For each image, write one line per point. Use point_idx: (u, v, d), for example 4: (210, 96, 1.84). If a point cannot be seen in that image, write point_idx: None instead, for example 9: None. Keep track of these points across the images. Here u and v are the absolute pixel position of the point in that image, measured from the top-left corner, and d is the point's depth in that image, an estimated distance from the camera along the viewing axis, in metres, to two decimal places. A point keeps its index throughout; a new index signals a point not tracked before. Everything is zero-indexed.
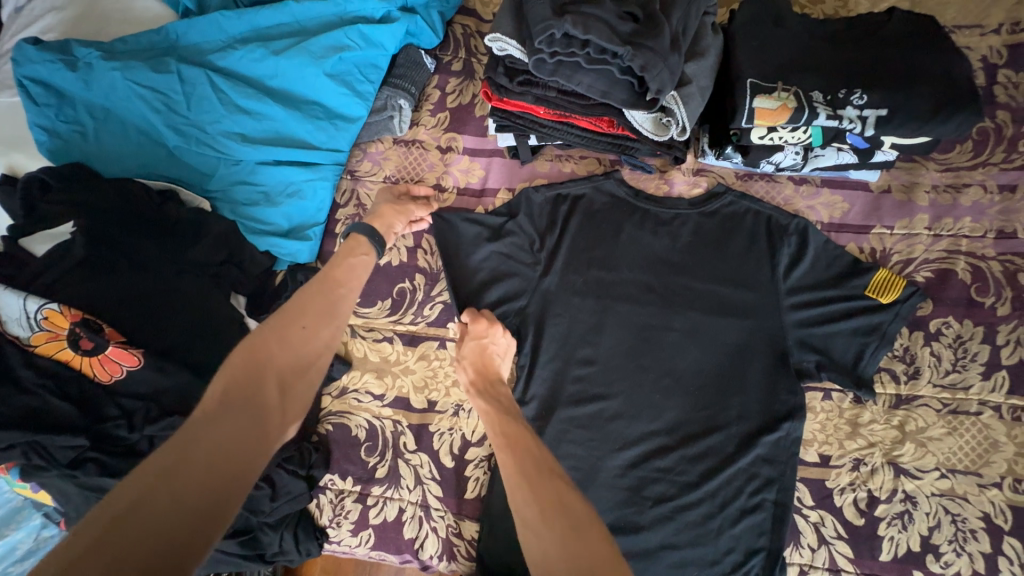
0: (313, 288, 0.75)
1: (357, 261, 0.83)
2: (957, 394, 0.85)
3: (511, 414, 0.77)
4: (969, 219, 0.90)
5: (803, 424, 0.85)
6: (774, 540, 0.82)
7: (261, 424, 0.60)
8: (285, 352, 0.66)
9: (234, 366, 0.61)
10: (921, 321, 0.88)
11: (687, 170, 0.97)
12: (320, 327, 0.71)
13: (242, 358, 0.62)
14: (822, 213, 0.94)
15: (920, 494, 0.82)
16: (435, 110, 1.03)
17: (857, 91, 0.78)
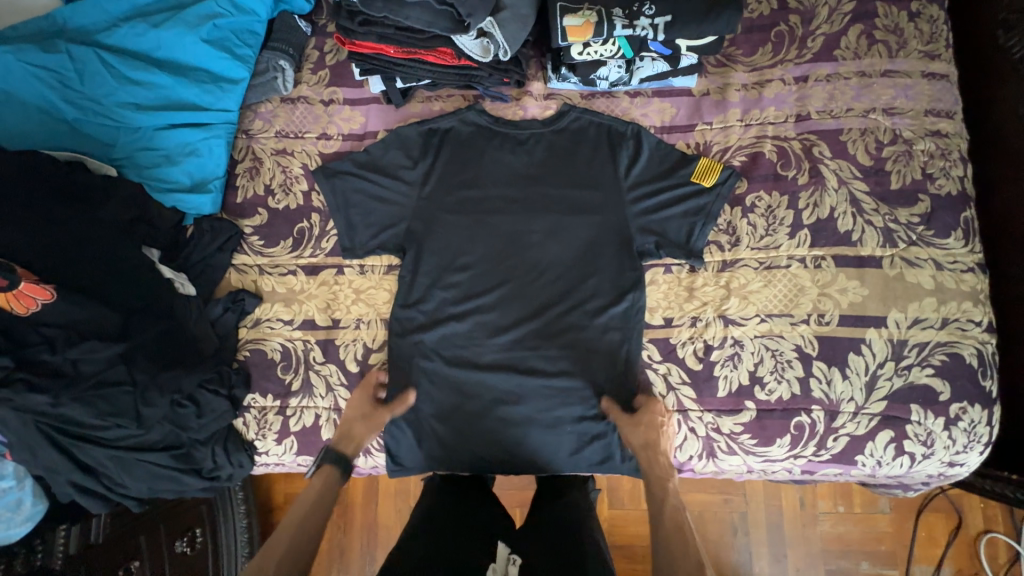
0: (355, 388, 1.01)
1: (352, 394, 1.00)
2: (770, 253, 1.01)
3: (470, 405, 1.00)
4: (773, 109, 1.06)
5: (645, 294, 1.01)
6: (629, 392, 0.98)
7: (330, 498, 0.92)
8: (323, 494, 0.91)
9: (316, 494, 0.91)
10: (739, 198, 1.03)
11: (538, 96, 1.11)
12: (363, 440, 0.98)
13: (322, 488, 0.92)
14: (654, 118, 1.09)
15: (746, 338, 0.98)
16: (315, 68, 1.15)
17: (647, 3, 0.92)
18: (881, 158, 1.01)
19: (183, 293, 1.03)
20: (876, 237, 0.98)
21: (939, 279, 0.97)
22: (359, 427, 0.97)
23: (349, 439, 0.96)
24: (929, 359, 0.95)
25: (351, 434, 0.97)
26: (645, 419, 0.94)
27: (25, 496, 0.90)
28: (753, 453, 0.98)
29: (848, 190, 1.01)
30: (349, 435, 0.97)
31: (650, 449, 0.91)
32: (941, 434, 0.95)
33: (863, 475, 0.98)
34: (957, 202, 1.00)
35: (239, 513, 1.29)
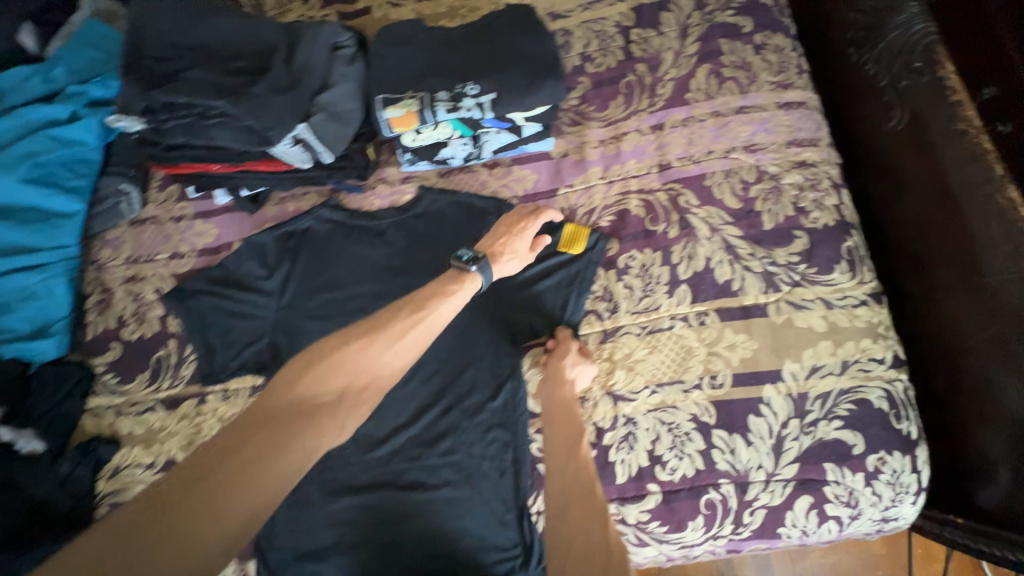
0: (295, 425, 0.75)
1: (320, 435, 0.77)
2: (651, 315, 0.93)
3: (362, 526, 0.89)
4: (634, 161, 1.01)
5: (524, 381, 0.93)
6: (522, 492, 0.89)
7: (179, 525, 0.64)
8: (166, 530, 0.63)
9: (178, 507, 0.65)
10: (612, 260, 0.97)
11: (394, 182, 1.05)
12: (286, 451, 0.72)
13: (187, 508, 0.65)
14: (516, 188, 1.03)
15: (638, 414, 0.90)
16: (162, 185, 1.10)
17: (469, 83, 0.89)
18: (749, 198, 0.96)
19: (28, 452, 0.91)
20: (757, 283, 0.92)
21: (831, 319, 0.90)
22: (493, 254, 0.91)
23: (494, 250, 0.91)
24: (835, 409, 0.87)
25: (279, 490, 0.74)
26: (554, 376, 0.87)
27: None
28: (666, 542, 0.88)
29: (720, 237, 0.95)
30: (498, 244, 0.92)
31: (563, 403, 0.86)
32: (863, 491, 0.85)
33: (792, 546, 0.88)
34: (836, 232, 0.94)
35: None
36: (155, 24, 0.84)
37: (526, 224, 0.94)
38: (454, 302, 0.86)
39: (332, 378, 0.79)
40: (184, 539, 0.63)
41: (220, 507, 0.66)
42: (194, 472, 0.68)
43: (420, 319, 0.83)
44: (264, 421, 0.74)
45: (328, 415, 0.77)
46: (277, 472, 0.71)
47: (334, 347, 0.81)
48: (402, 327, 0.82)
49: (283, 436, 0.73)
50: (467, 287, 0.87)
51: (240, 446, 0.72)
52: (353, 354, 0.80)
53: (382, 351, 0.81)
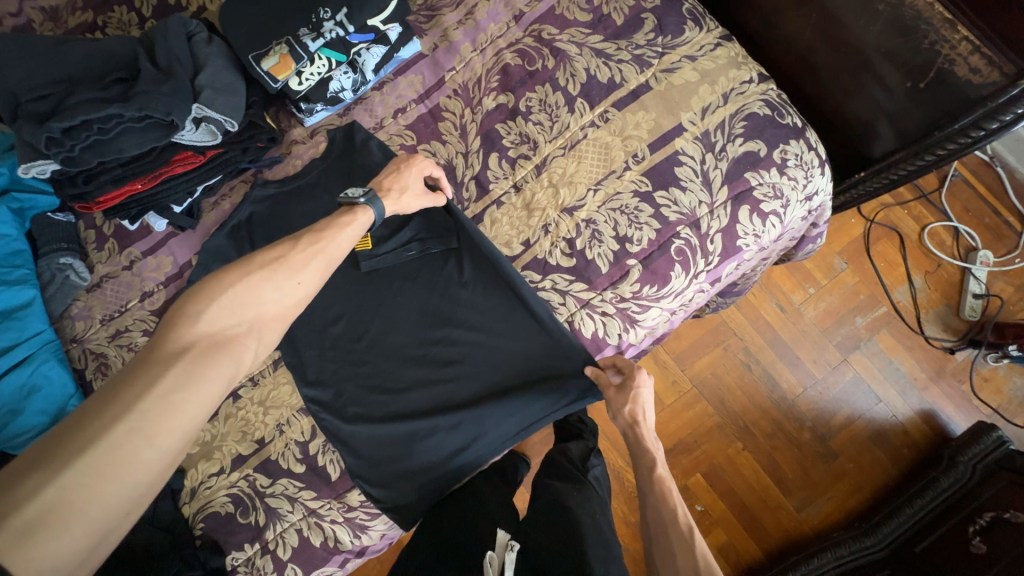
0: (235, 286, 0.70)
1: (310, 251, 0.78)
2: (566, 135, 1.07)
3: (424, 414, 1.00)
4: (493, 25, 1.12)
5: (484, 236, 1.04)
6: (537, 317, 0.99)
7: (193, 373, 0.62)
8: (107, 415, 0.55)
9: (108, 405, 0.56)
10: (515, 109, 1.09)
11: (305, 139, 1.13)
12: (208, 380, 0.63)
13: (114, 401, 0.56)
14: (410, 93, 1.13)
15: (594, 213, 1.03)
16: (100, 245, 1.14)
17: (321, 9, 0.99)
18: (595, 8, 1.10)
19: None
20: (633, 68, 1.06)
21: (700, 67, 1.06)
22: (381, 189, 0.93)
23: (382, 185, 0.94)
24: (734, 131, 1.03)
25: (285, 310, 0.74)
26: (617, 398, 0.91)
27: None
28: (662, 298, 1.03)
29: (588, 48, 1.08)
30: (385, 181, 0.94)
31: (633, 427, 0.90)
32: (783, 181, 1.03)
33: (756, 252, 1.05)
34: (673, 2, 1.09)
35: None
36: (15, 75, 0.87)
37: (321, 244, 0.80)
38: (347, 237, 0.84)
39: (238, 316, 0.69)
40: (84, 505, 0.51)
41: (154, 433, 0.56)
42: (69, 441, 0.53)
43: (286, 262, 0.75)
44: (177, 354, 0.62)
45: (247, 340, 0.69)
46: (194, 403, 0.60)
47: (293, 262, 0.76)
48: (420, 189, 0.97)
49: (205, 362, 0.63)
50: (362, 217, 0.86)
51: (250, 286, 0.71)
52: (253, 284, 0.71)
53: (272, 277, 0.73)
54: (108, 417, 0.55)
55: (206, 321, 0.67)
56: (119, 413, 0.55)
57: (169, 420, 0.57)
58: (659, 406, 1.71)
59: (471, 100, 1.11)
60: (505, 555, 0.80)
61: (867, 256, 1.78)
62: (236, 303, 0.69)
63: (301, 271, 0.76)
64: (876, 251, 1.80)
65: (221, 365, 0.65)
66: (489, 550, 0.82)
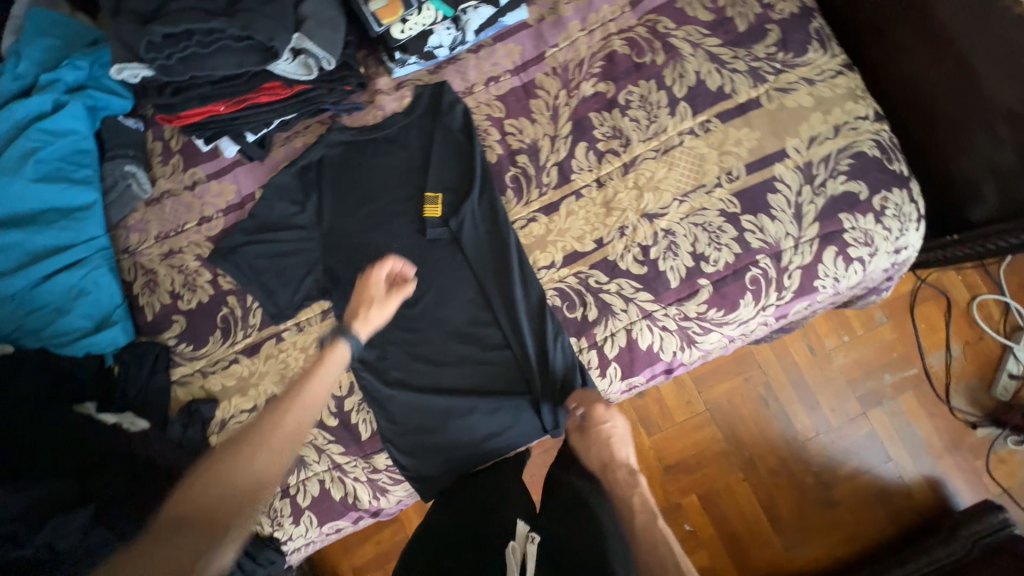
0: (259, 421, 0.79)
1: (320, 381, 0.82)
2: (661, 138, 1.02)
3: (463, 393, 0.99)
4: (607, 6, 1.06)
5: (520, 244, 1.01)
6: (558, 331, 0.98)
7: (206, 500, 0.71)
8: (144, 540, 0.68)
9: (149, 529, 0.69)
10: (613, 100, 1.04)
11: (390, 90, 1.08)
12: (217, 504, 0.71)
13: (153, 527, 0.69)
14: (506, 63, 1.08)
15: (674, 224, 1.00)
16: (165, 159, 1.11)
17: None
18: (719, 8, 1.03)
19: (136, 429, 0.98)
20: (746, 80, 1.01)
21: (816, 93, 1.00)
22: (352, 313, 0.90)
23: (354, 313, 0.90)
24: (838, 167, 0.98)
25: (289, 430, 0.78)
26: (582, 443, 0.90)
27: None
28: (725, 324, 1.00)
29: (703, 50, 1.02)
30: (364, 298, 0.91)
31: (608, 467, 0.87)
32: (876, 229, 0.98)
33: (830, 296, 1.01)
34: (802, 17, 1.02)
35: None
36: None
37: (327, 364, 0.84)
38: (340, 359, 0.85)
39: (258, 454, 0.75)
40: None
41: (161, 555, 0.66)
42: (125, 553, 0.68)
43: (302, 394, 0.81)
44: (197, 478, 0.73)
45: (268, 480, 0.76)
46: (206, 531, 0.69)
47: (298, 388, 0.81)
48: (380, 292, 0.92)
49: (225, 482, 0.73)
50: (337, 355, 0.85)
51: (279, 418, 0.79)
52: (275, 416, 0.78)
53: (289, 406, 0.79)
54: (142, 543, 0.68)
55: (233, 453, 0.75)
56: (145, 546, 0.67)
57: (185, 549, 0.67)
58: (668, 422, 1.70)
59: (569, 81, 1.06)
60: (526, 547, 0.77)
61: (909, 316, 1.68)
62: (247, 433, 0.77)
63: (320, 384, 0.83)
64: (919, 311, 1.69)
65: (236, 503, 0.72)
66: (509, 541, 0.79)
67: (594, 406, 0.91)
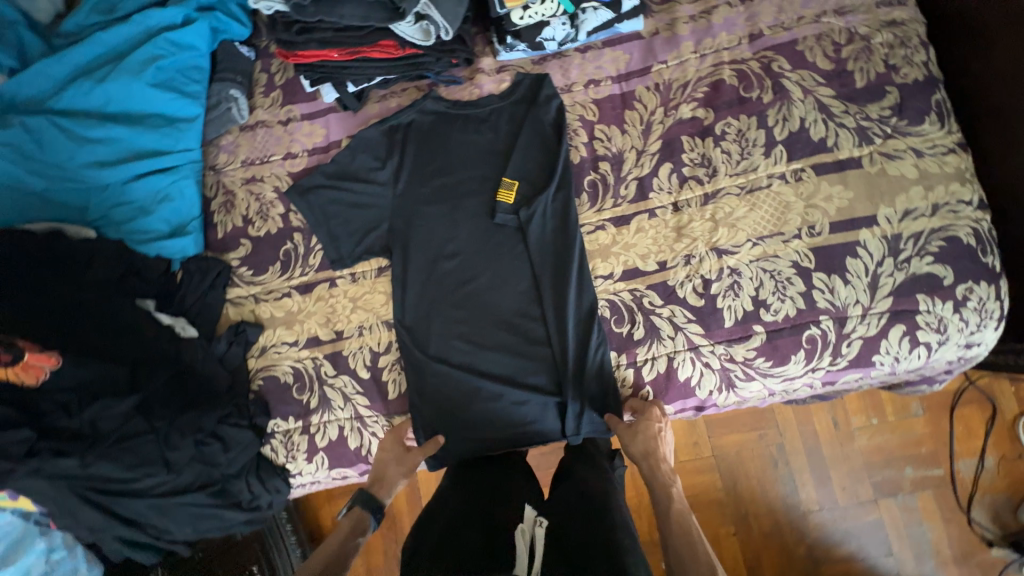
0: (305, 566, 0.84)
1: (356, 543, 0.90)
2: (749, 176, 1.00)
3: (494, 378, 1.00)
4: (725, 34, 1.05)
5: (584, 248, 1.01)
6: (600, 342, 0.99)
7: None
8: None
9: None
10: (709, 128, 1.03)
11: (491, 71, 1.10)
12: None
13: None
14: (610, 69, 1.08)
15: (742, 265, 0.98)
16: (266, 91, 1.15)
17: None
18: (841, 59, 1.00)
19: (184, 336, 1.02)
20: (852, 138, 0.98)
21: (922, 167, 0.96)
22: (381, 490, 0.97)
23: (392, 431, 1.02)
24: (927, 247, 0.94)
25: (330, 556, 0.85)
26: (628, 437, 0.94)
27: (78, 564, 1.01)
28: (770, 376, 0.98)
29: (814, 98, 1.00)
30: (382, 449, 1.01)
31: (649, 457, 0.93)
32: (952, 318, 0.94)
33: (884, 375, 0.98)
34: (927, 86, 0.98)
35: (290, 538, 1.38)
36: None
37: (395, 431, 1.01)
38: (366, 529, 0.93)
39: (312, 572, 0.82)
40: None
41: None
42: None
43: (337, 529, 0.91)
44: None
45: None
46: None
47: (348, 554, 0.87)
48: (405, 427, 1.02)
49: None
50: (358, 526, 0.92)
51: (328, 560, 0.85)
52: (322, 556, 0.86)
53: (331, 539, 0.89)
54: None
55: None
56: None
57: None
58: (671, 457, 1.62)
59: (668, 100, 1.05)
60: (533, 530, 0.78)
61: (947, 417, 1.57)
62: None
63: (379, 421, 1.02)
64: (959, 413, 1.58)
65: None
66: (518, 523, 0.80)
67: (648, 410, 0.96)
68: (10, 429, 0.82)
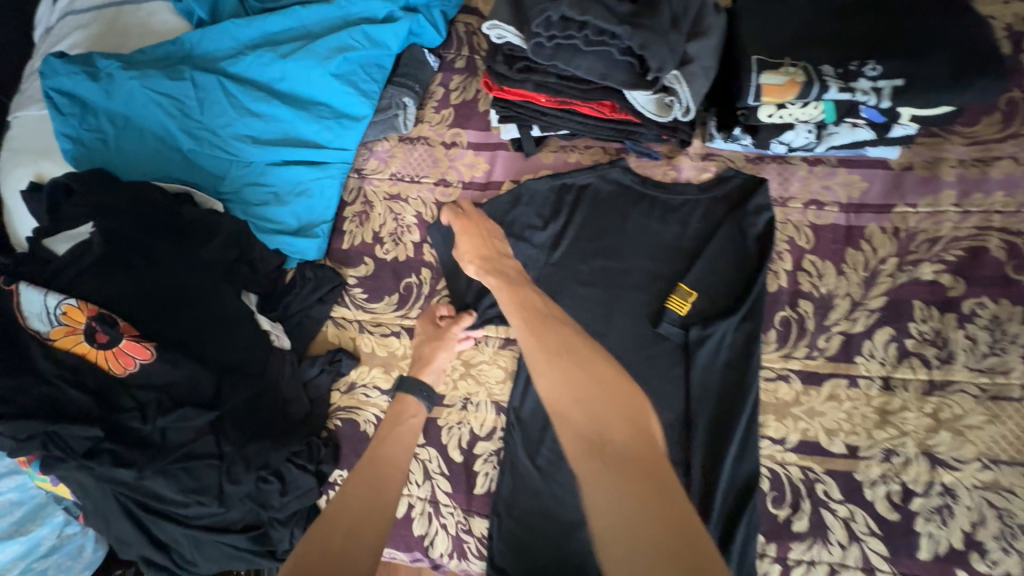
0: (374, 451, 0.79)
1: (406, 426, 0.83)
2: (997, 378, 0.79)
3: None
4: (1002, 194, 0.85)
5: (757, 398, 0.82)
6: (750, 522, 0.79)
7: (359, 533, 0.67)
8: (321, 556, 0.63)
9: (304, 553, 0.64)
10: (953, 302, 0.83)
11: (695, 155, 0.95)
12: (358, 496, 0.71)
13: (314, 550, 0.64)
14: (839, 193, 0.90)
15: (960, 487, 0.76)
16: (438, 107, 1.05)
17: (869, 62, 0.76)
18: None
19: (278, 346, 0.92)
20: None
21: None
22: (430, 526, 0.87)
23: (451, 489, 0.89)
24: None
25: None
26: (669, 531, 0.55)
27: (86, 545, 0.91)
28: None
29: None
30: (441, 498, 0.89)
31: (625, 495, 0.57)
32: None
33: None
34: None
35: None
36: None
37: (445, 341, 0.89)
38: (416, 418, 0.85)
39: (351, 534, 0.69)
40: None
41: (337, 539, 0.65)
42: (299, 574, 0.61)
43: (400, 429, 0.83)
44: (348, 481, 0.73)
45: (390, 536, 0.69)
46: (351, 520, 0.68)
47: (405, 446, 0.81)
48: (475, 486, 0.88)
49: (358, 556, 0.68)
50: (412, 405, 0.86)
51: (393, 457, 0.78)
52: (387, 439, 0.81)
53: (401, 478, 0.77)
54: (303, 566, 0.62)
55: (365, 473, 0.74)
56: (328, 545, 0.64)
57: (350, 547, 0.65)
58: None
59: (907, 251, 0.86)
60: None
61: None
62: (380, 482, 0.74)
63: (430, 375, 0.88)
64: None
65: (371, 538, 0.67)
66: None
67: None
68: (79, 423, 0.73)
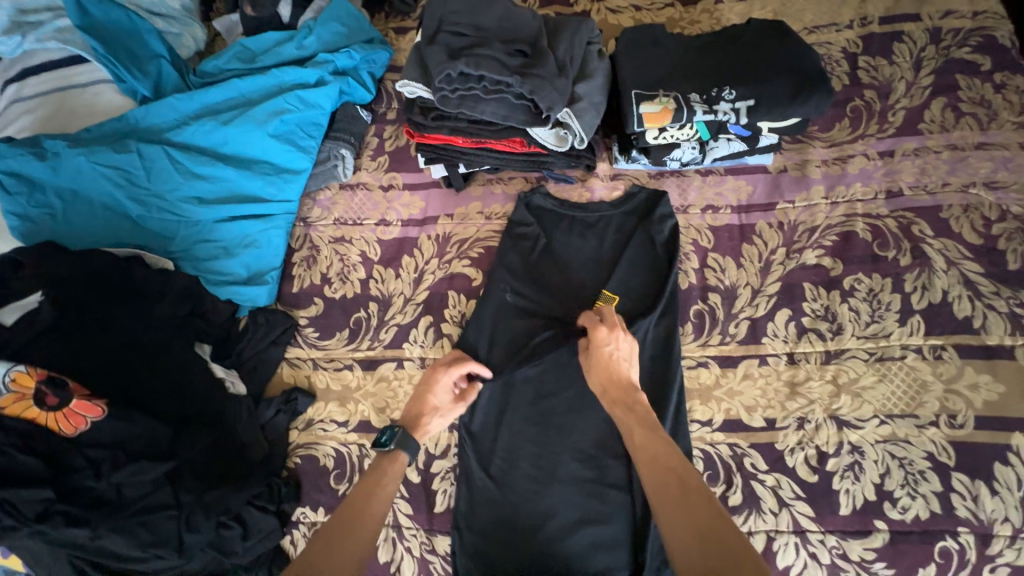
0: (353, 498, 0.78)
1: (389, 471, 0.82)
2: (880, 342, 0.90)
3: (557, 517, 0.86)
4: (859, 185, 1.00)
5: (682, 386, 0.91)
6: None
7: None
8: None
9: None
10: (836, 281, 0.95)
11: (605, 177, 1.07)
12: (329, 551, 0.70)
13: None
14: (730, 198, 1.03)
15: (865, 443, 0.85)
16: (374, 155, 1.15)
17: (726, 88, 0.90)
18: (992, 236, 0.93)
19: (234, 393, 0.95)
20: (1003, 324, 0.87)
21: None
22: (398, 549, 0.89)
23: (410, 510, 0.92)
24: None
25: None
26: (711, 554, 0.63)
27: None
28: None
29: (959, 271, 0.91)
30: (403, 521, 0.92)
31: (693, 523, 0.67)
32: None
33: None
34: None
35: None
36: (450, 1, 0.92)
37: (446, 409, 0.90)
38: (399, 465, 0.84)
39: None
40: None
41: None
42: None
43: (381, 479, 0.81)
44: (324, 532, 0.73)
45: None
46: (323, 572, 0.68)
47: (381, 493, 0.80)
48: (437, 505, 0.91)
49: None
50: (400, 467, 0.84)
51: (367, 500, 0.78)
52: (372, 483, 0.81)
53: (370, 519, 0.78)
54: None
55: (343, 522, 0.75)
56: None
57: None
58: None
59: (792, 241, 0.98)
60: None
61: None
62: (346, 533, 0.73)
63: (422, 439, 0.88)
64: None
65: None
66: None
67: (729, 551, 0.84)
68: (30, 485, 0.74)
